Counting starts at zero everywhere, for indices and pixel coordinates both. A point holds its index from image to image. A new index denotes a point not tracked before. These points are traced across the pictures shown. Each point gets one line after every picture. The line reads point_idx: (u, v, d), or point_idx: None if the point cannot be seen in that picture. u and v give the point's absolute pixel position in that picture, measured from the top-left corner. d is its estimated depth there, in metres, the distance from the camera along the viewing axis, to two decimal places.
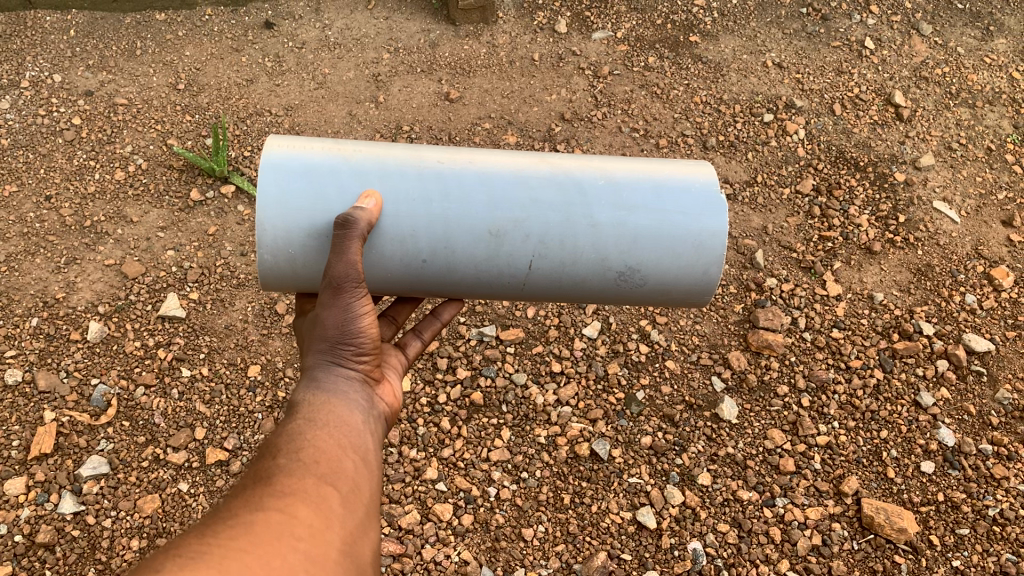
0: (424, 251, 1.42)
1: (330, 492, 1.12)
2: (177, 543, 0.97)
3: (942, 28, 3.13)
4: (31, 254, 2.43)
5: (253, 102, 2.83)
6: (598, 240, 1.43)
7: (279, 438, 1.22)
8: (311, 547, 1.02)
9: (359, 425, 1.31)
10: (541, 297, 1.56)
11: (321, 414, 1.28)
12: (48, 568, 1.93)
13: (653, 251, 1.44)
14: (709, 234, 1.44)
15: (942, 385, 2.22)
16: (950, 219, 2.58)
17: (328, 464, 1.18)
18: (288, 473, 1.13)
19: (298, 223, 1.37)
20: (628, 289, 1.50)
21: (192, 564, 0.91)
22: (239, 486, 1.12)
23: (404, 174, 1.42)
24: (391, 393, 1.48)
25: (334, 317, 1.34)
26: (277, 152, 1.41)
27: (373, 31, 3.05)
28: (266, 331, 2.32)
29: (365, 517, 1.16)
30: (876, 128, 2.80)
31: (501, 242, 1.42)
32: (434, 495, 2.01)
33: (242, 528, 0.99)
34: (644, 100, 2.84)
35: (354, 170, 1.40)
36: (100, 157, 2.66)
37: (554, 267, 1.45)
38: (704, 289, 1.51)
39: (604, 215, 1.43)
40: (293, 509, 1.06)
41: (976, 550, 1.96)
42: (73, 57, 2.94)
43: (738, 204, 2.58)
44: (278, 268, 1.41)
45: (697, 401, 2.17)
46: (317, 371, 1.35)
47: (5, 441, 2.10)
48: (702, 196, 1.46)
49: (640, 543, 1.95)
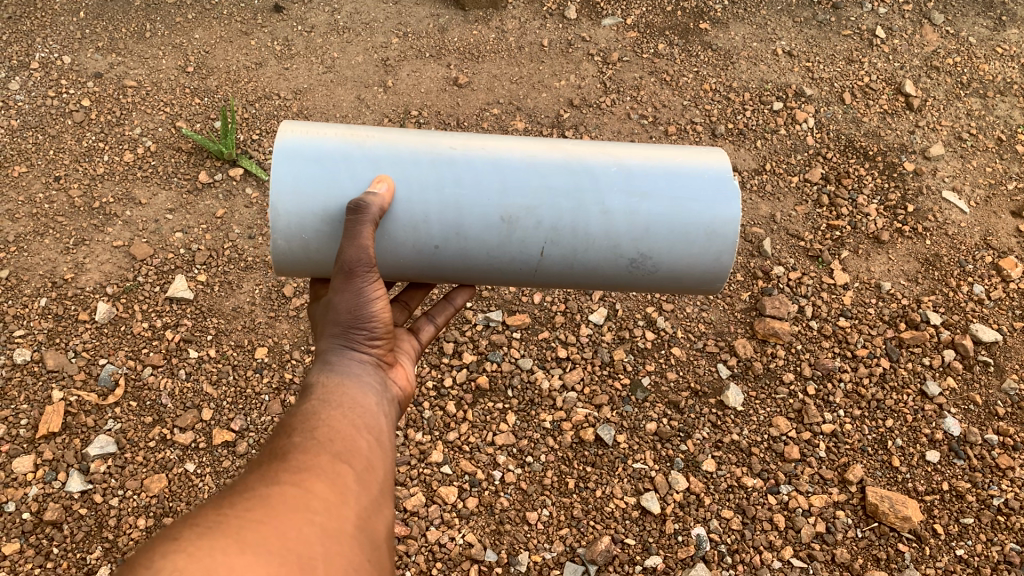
0: (436, 238, 1.42)
1: (344, 469, 1.13)
2: (196, 513, 0.98)
3: (954, 17, 3.10)
4: (40, 235, 2.44)
5: (262, 86, 2.82)
6: (609, 227, 1.43)
7: (294, 418, 1.23)
8: (326, 520, 1.03)
9: (373, 407, 1.31)
10: (552, 284, 1.56)
11: (335, 395, 1.28)
12: (55, 546, 1.95)
13: (665, 239, 1.44)
14: (721, 222, 1.44)
15: (949, 375, 2.22)
16: (959, 210, 2.57)
17: (343, 443, 1.18)
18: (303, 450, 1.14)
19: (311, 208, 1.37)
20: (640, 277, 1.50)
21: (211, 532, 0.93)
22: (255, 464, 1.13)
23: (416, 160, 1.42)
24: (405, 377, 1.48)
25: (346, 302, 1.34)
26: (289, 138, 1.41)
27: (381, 15, 3.04)
28: (273, 314, 2.33)
29: (380, 495, 1.16)
30: (886, 118, 2.79)
31: (513, 228, 1.42)
32: (438, 478, 2.02)
33: (259, 501, 1.00)
34: (653, 87, 2.83)
35: (366, 156, 1.40)
36: (110, 139, 2.67)
37: (566, 255, 1.45)
38: (715, 277, 1.51)
39: (615, 202, 1.42)
40: (308, 484, 1.07)
41: (980, 539, 1.97)
42: (83, 38, 2.94)
43: (746, 193, 2.57)
44: (292, 254, 1.42)
45: (702, 388, 2.17)
46: (330, 355, 1.35)
47: (14, 419, 2.12)
48: (715, 183, 1.45)
49: (644, 528, 1.96)
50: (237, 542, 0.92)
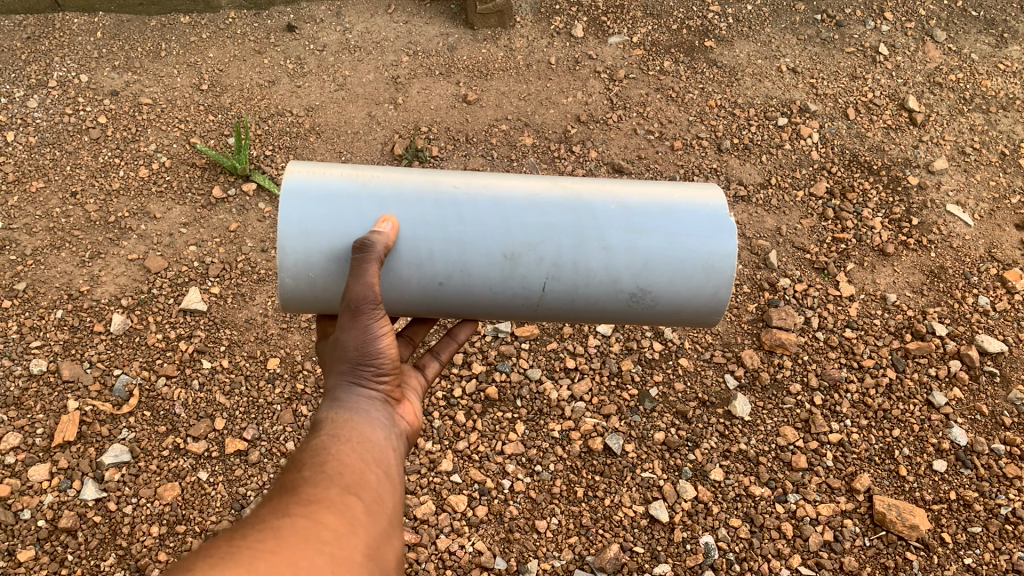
0: (440, 274, 1.45)
1: (354, 501, 1.16)
2: (208, 545, 1.01)
3: (957, 34, 3.16)
4: (57, 248, 2.50)
5: (275, 103, 2.89)
6: (609, 262, 1.45)
7: (303, 453, 1.25)
8: (336, 550, 1.06)
9: (382, 442, 1.33)
10: (553, 317, 1.58)
11: (345, 431, 1.31)
12: (70, 553, 1.97)
13: (665, 274, 1.46)
14: (719, 257, 1.47)
15: (955, 385, 2.23)
16: (963, 222, 2.59)
17: (352, 476, 1.21)
18: (314, 483, 1.16)
19: (318, 246, 1.40)
20: (640, 311, 1.53)
21: (223, 563, 0.95)
22: (266, 497, 1.16)
23: (420, 198, 1.45)
24: (412, 412, 1.50)
25: (353, 339, 1.36)
26: (296, 177, 1.44)
27: (392, 34, 3.11)
28: (285, 326, 2.37)
29: (388, 527, 1.19)
30: (890, 132, 2.83)
31: (515, 265, 1.45)
32: (448, 486, 2.04)
33: (270, 532, 1.03)
34: (659, 103, 2.88)
35: (371, 195, 1.44)
36: (125, 155, 2.73)
37: (566, 290, 1.48)
38: (714, 310, 1.54)
39: (615, 238, 1.45)
40: (318, 514, 1.09)
41: (988, 548, 1.97)
42: (100, 58, 3.03)
43: (752, 206, 2.61)
44: (299, 290, 1.45)
45: (710, 398, 2.19)
46: (338, 392, 1.38)
47: (30, 428, 2.15)
48: (712, 218, 1.48)
49: (652, 536, 1.97)
50: (250, 571, 0.94)
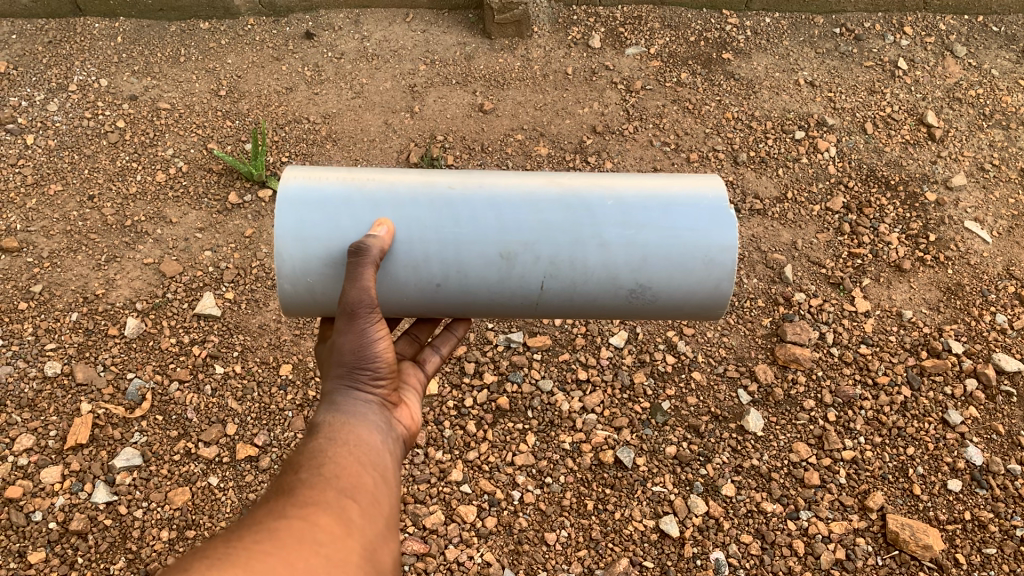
0: (437, 275, 1.45)
1: (351, 504, 1.16)
2: (204, 547, 1.01)
3: (976, 50, 3.14)
4: (73, 251, 2.52)
5: (292, 110, 2.91)
6: (607, 259, 1.44)
7: (300, 456, 1.25)
8: (332, 552, 1.06)
9: (379, 445, 1.33)
10: (554, 314, 1.58)
11: (341, 434, 1.30)
12: (79, 556, 1.97)
13: (664, 269, 1.44)
14: (719, 249, 1.44)
15: (971, 404, 2.20)
16: (981, 239, 2.57)
17: (349, 478, 1.21)
18: (310, 485, 1.16)
19: (315, 252, 1.40)
20: (640, 306, 1.51)
21: (218, 564, 0.95)
22: (262, 500, 1.16)
23: (416, 201, 1.44)
24: (410, 415, 1.50)
25: (350, 342, 1.35)
26: (293, 183, 1.44)
27: (410, 43, 3.13)
28: (298, 332, 2.38)
29: (385, 529, 1.19)
30: (908, 148, 2.81)
31: (512, 264, 1.44)
32: (458, 496, 2.04)
33: (266, 534, 1.03)
34: (676, 115, 2.87)
35: (367, 199, 1.43)
36: (143, 160, 2.76)
37: (565, 288, 1.47)
38: (716, 303, 1.51)
39: (612, 233, 1.43)
40: (314, 516, 1.09)
41: (1003, 570, 1.93)
42: (120, 62, 3.06)
43: (767, 219, 2.60)
44: (298, 296, 1.45)
45: (722, 413, 2.18)
46: (336, 395, 1.37)
47: (44, 431, 2.16)
48: (712, 210, 1.46)
49: (662, 551, 1.95)
50: (245, 571, 0.95)
